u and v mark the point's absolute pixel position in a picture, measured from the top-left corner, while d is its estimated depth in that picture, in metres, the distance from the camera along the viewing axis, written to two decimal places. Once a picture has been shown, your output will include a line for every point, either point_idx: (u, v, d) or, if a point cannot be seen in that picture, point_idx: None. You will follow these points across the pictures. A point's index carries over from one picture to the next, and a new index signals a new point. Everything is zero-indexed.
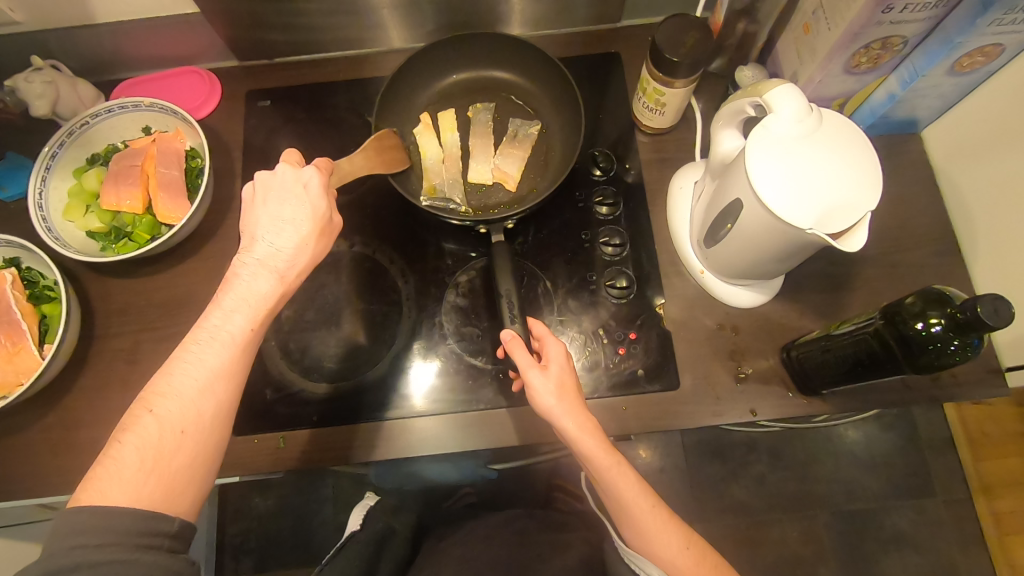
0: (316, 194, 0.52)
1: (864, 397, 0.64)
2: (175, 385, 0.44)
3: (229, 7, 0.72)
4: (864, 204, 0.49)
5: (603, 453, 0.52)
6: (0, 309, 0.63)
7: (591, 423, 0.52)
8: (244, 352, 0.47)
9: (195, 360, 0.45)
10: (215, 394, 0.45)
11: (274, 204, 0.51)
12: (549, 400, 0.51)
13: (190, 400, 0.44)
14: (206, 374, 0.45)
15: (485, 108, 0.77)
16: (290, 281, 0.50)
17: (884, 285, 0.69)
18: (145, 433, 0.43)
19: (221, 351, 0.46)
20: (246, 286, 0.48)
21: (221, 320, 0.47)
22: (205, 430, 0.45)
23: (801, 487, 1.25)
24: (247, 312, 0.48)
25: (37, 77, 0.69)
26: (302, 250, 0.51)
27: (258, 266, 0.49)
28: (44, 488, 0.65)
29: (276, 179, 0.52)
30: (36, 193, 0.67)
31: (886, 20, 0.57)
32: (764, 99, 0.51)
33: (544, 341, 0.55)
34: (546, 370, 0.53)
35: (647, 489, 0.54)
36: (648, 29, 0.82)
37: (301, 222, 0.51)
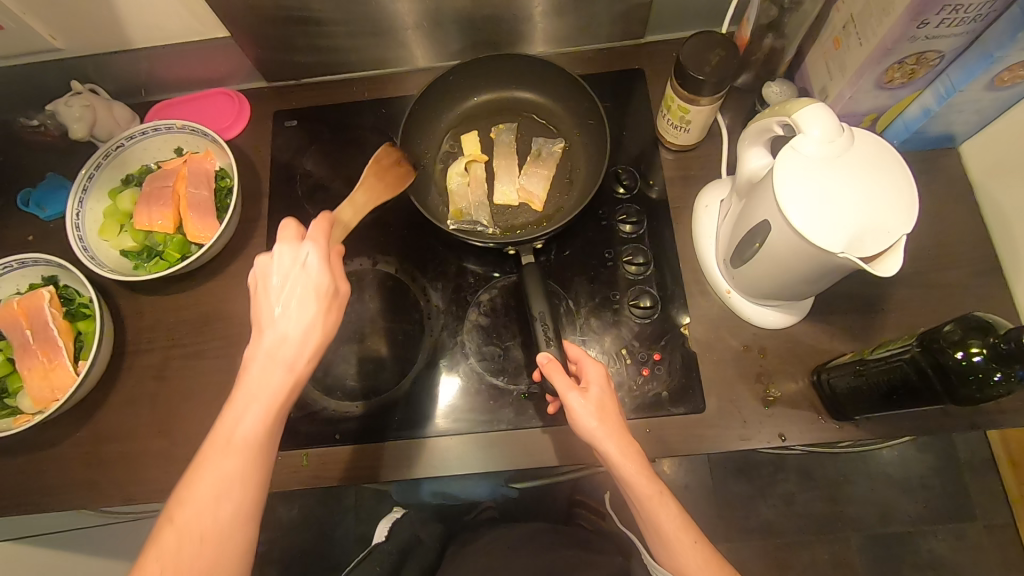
0: (316, 270, 0.48)
1: (899, 423, 0.62)
2: (195, 493, 0.44)
3: (257, 31, 0.74)
4: (899, 227, 0.47)
5: (646, 480, 0.51)
6: (39, 327, 0.66)
7: (630, 446, 0.52)
8: (260, 448, 0.46)
9: (211, 468, 0.45)
10: (234, 496, 0.45)
11: (274, 289, 0.48)
12: (589, 421, 0.52)
13: (206, 505, 0.44)
14: (221, 478, 0.45)
15: (507, 129, 0.77)
16: (300, 368, 0.47)
17: (920, 306, 0.67)
18: (165, 547, 0.43)
19: (234, 457, 0.45)
20: (256, 380, 0.46)
21: (234, 420, 0.46)
22: (226, 534, 0.44)
23: (832, 509, 1.21)
24: (260, 407, 0.46)
25: (76, 101, 0.72)
26: (309, 332, 0.48)
27: (266, 355, 0.47)
28: (77, 501, 0.66)
29: (272, 259, 0.49)
30: (74, 214, 0.70)
31: (920, 35, 0.55)
32: (792, 118, 0.50)
33: (583, 364, 0.55)
34: (585, 392, 0.54)
35: (689, 523, 0.53)
36: (671, 44, 0.81)
37: (306, 303, 0.48)
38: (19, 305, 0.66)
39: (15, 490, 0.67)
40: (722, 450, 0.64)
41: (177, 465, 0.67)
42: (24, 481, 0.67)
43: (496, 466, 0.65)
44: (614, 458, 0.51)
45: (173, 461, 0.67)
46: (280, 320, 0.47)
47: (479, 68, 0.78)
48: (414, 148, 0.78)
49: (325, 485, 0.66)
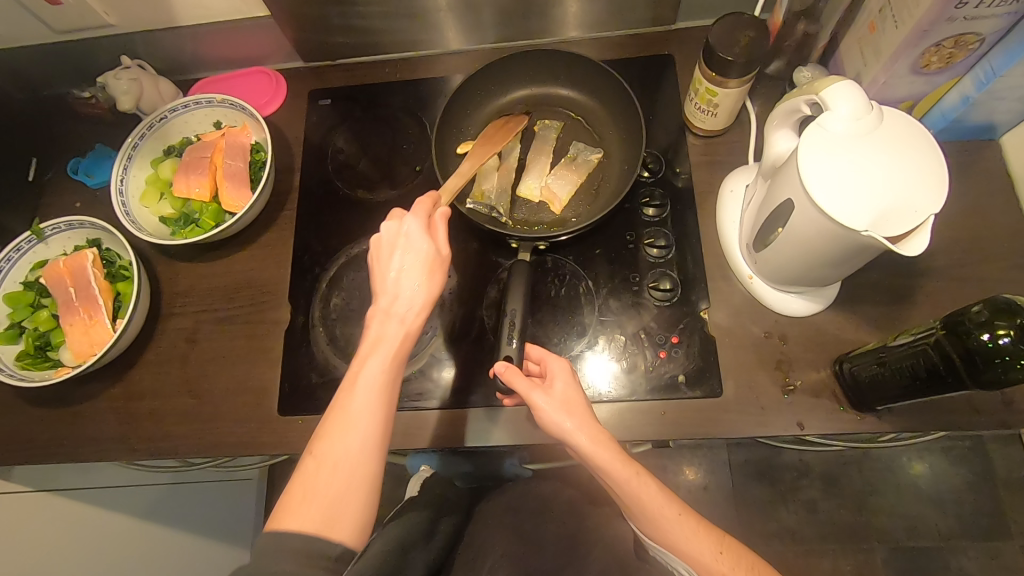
0: (419, 237, 0.53)
1: (924, 416, 0.60)
2: (331, 431, 0.49)
3: (296, 10, 0.76)
4: (928, 206, 0.46)
5: (621, 465, 0.51)
6: (82, 285, 0.69)
7: (601, 434, 0.52)
8: (384, 391, 0.50)
9: (343, 408, 0.49)
10: (361, 436, 0.48)
11: (391, 250, 0.53)
12: (558, 417, 0.51)
13: (340, 441, 0.48)
14: (352, 418, 0.49)
15: (550, 126, 0.78)
16: (415, 320, 0.51)
17: (952, 299, 0.65)
18: (308, 473, 0.48)
19: (362, 397, 0.49)
20: (376, 332, 0.51)
21: (359, 367, 0.50)
22: (356, 471, 0.48)
23: (856, 518, 1.18)
24: (379, 357, 0.50)
25: (124, 75, 0.77)
26: (421, 288, 0.52)
27: (383, 311, 0.51)
28: (108, 452, 0.70)
29: (386, 232, 0.54)
30: (118, 180, 0.73)
31: (959, 16, 0.54)
32: (820, 96, 0.49)
33: (545, 363, 0.55)
34: (549, 390, 0.53)
35: (669, 495, 0.53)
36: (703, 31, 0.81)
37: (417, 262, 0.52)
38: (65, 265, 0.70)
39: (53, 440, 0.71)
40: (738, 435, 0.63)
41: (204, 424, 0.70)
42: (62, 433, 0.71)
43: (510, 440, 0.66)
44: (586, 449, 0.51)
45: (200, 420, 0.70)
46: (384, 314, 0.51)
47: (536, 61, 0.79)
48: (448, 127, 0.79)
49: None
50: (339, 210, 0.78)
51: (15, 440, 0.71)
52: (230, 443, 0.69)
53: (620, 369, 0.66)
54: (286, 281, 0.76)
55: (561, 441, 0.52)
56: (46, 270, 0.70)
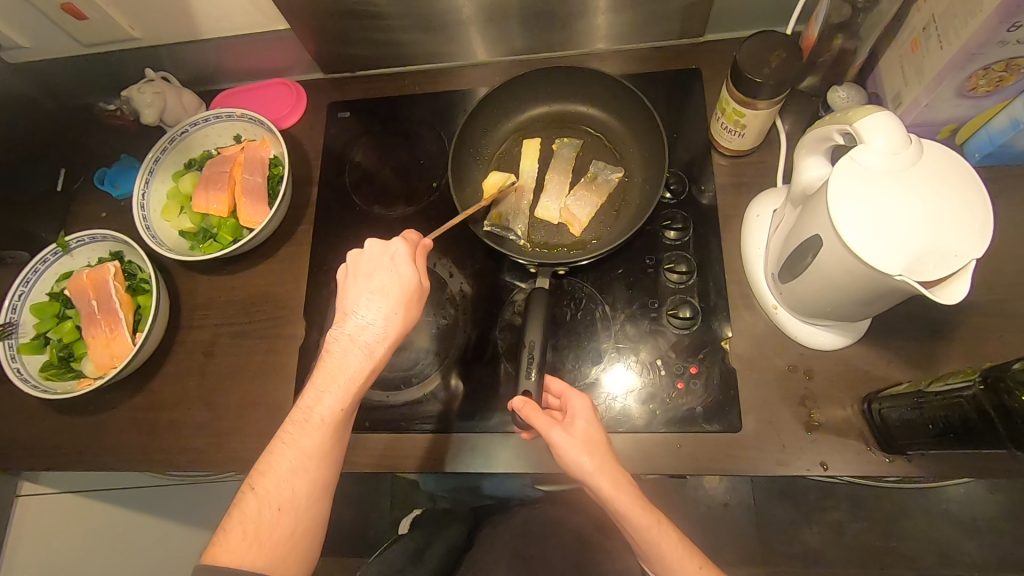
0: (405, 264, 0.52)
1: (958, 462, 0.57)
2: (275, 466, 0.48)
3: (316, 24, 0.76)
4: (970, 251, 0.43)
5: (641, 512, 0.50)
6: (103, 298, 0.71)
7: (621, 478, 0.50)
8: (337, 428, 0.49)
9: (292, 443, 0.48)
10: (308, 476, 0.48)
11: (366, 278, 0.52)
12: (578, 457, 0.50)
13: (285, 478, 0.47)
14: (299, 454, 0.48)
15: (570, 145, 0.76)
16: (378, 355, 0.51)
17: (993, 337, 0.61)
18: (248, 509, 0.47)
19: (313, 434, 0.48)
20: (336, 364, 0.50)
21: (314, 401, 0.49)
22: (299, 508, 0.47)
23: (885, 542, 1.13)
24: (337, 392, 0.49)
25: (148, 88, 0.77)
26: (390, 322, 0.51)
27: (348, 342, 0.51)
28: (128, 462, 0.71)
29: (365, 255, 0.53)
30: (140, 194, 0.74)
31: (1011, 39, 0.50)
32: (853, 128, 0.46)
33: (568, 399, 0.54)
34: (569, 429, 0.52)
35: (692, 548, 0.51)
36: (733, 44, 0.77)
37: (390, 292, 0.52)
38: (88, 277, 0.72)
39: (76, 447, 0.72)
40: (759, 474, 0.61)
41: (219, 438, 0.70)
42: (84, 441, 0.72)
43: (521, 466, 0.65)
44: (605, 492, 0.50)
45: (216, 433, 0.71)
46: (349, 345, 0.50)
47: (555, 77, 0.77)
48: (466, 144, 0.78)
49: (352, 471, 0.67)
50: (356, 225, 0.78)
51: (40, 446, 0.73)
52: (244, 458, 0.69)
53: (635, 400, 0.64)
54: (302, 296, 0.75)
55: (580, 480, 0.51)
56: (71, 282, 0.72)
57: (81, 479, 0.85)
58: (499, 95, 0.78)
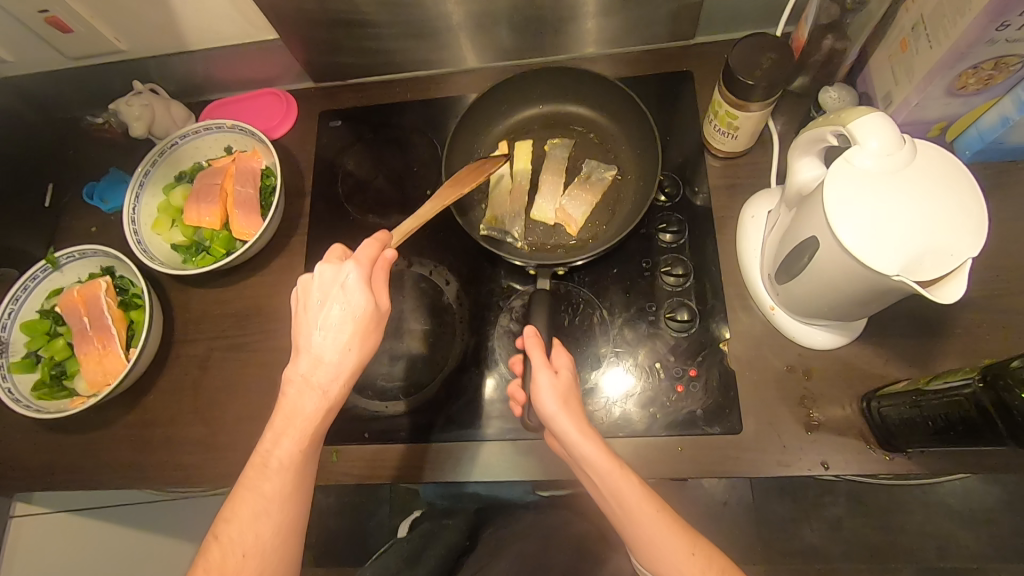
0: (356, 294, 0.51)
1: (957, 459, 0.57)
2: (236, 513, 0.47)
3: (305, 33, 0.76)
4: (965, 249, 0.43)
5: (606, 458, 0.48)
6: (95, 314, 0.70)
7: (591, 429, 0.50)
8: (299, 468, 0.49)
9: (252, 489, 0.48)
10: (270, 520, 0.48)
11: (316, 309, 0.51)
12: (552, 399, 0.50)
13: (248, 524, 0.47)
14: (260, 500, 0.48)
15: (561, 145, 0.76)
16: (336, 390, 0.50)
17: (988, 334, 0.61)
18: (213, 558, 0.47)
19: (273, 478, 0.48)
20: (291, 406, 0.49)
21: (272, 444, 0.49)
22: (265, 552, 0.47)
23: (883, 537, 1.13)
24: (295, 433, 0.49)
25: (136, 101, 0.76)
26: (344, 356, 0.50)
27: (302, 382, 0.50)
28: (123, 480, 0.70)
29: (315, 284, 0.52)
30: (131, 208, 0.73)
31: (1000, 38, 0.50)
32: (848, 129, 0.46)
33: (553, 352, 0.55)
34: (555, 375, 0.52)
35: (658, 502, 0.48)
36: (722, 46, 0.78)
37: (343, 326, 0.50)
38: (79, 293, 0.71)
39: (70, 467, 0.71)
40: (761, 475, 0.61)
41: (215, 453, 0.70)
42: (79, 459, 0.71)
43: (522, 473, 0.64)
44: (571, 435, 0.49)
45: (213, 448, 0.70)
46: (304, 385, 0.50)
47: (544, 79, 0.77)
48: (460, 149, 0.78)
49: (352, 483, 0.67)
50: (350, 235, 0.77)
51: (33, 466, 0.72)
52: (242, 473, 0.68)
53: (634, 405, 0.64)
54: None
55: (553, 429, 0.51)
56: (61, 299, 0.71)
57: (76, 497, 0.83)
58: (493, 98, 0.78)
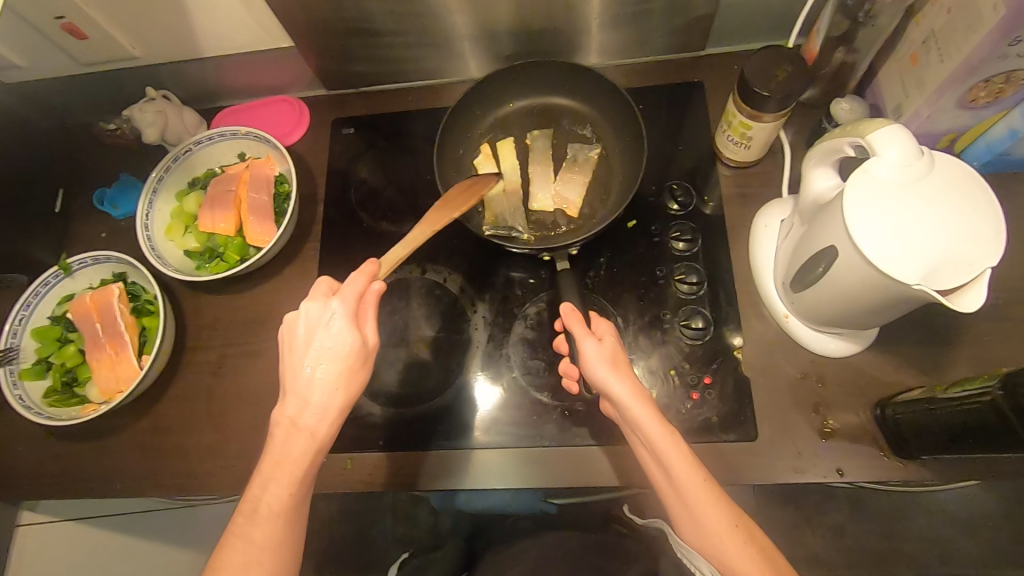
0: (342, 332, 0.51)
1: (970, 466, 0.58)
2: (228, 561, 0.47)
3: (320, 41, 0.76)
4: (984, 258, 0.44)
5: (658, 424, 0.48)
6: (108, 321, 0.69)
7: (639, 389, 0.49)
8: (289, 512, 0.49)
9: (242, 537, 0.48)
10: (262, 566, 0.47)
11: (304, 349, 0.51)
12: (601, 366, 0.50)
13: (239, 574, 0.47)
14: (251, 547, 0.47)
15: (542, 136, 0.77)
16: (324, 429, 0.50)
17: (999, 342, 0.62)
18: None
19: (263, 523, 0.48)
20: (280, 448, 0.50)
21: (261, 490, 0.49)
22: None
23: (886, 544, 1.13)
24: (283, 477, 0.49)
25: (150, 107, 0.76)
26: (332, 395, 0.50)
27: (289, 426, 0.50)
28: (134, 488, 0.70)
29: (301, 323, 0.52)
30: (144, 214, 0.73)
31: (1012, 53, 0.52)
32: (866, 140, 0.47)
33: (594, 322, 0.55)
34: (599, 342, 0.53)
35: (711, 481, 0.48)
36: (732, 57, 0.79)
37: (330, 364, 0.50)
38: (91, 300, 0.70)
39: (80, 475, 0.71)
40: (776, 482, 0.61)
41: (228, 460, 0.69)
42: (89, 467, 0.71)
43: (538, 481, 0.64)
44: (624, 397, 0.49)
45: (226, 456, 0.69)
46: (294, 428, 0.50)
47: (512, 77, 0.78)
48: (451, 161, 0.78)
49: (367, 491, 0.66)
50: (363, 242, 0.78)
51: (43, 474, 0.71)
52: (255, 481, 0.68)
53: None
54: None
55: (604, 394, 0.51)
56: (73, 305, 0.70)
57: (82, 506, 0.82)
58: (467, 102, 0.78)
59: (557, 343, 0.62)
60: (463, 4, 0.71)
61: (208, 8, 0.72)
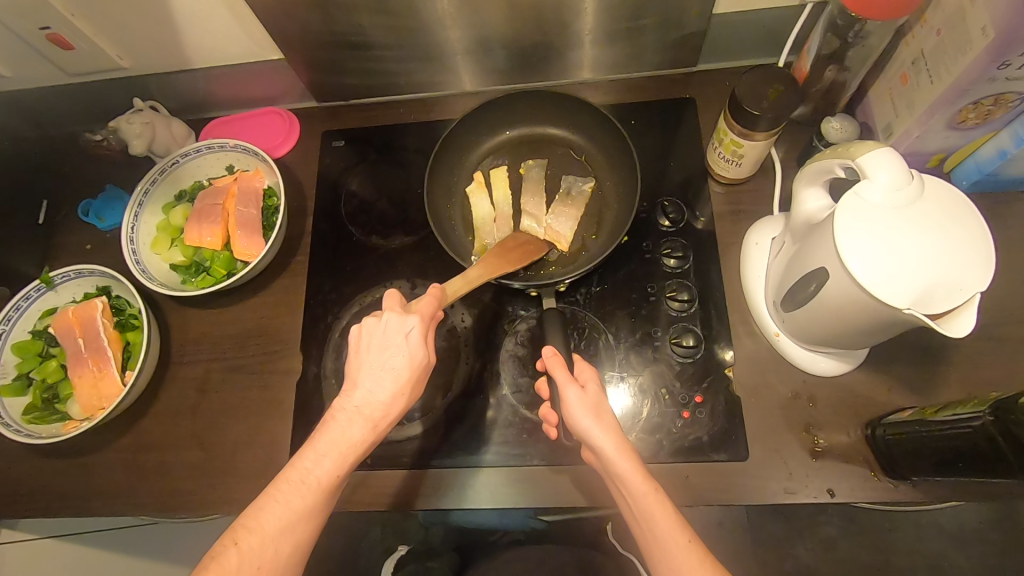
0: (419, 346, 0.51)
1: (960, 487, 0.58)
2: (262, 523, 0.45)
3: (311, 53, 0.75)
4: (973, 284, 0.44)
5: (640, 477, 0.47)
6: (91, 336, 0.68)
7: (624, 443, 0.49)
8: (329, 495, 0.48)
9: (282, 503, 0.46)
10: (293, 539, 0.46)
11: (378, 350, 0.51)
12: (585, 416, 0.50)
13: (271, 537, 0.45)
14: (289, 516, 0.46)
15: (537, 166, 0.76)
16: (380, 430, 0.49)
17: (989, 362, 0.62)
18: (226, 565, 0.44)
19: (306, 497, 0.46)
20: (339, 432, 0.48)
21: (312, 464, 0.47)
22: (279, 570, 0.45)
23: (877, 557, 1.12)
24: (336, 458, 0.48)
25: (137, 118, 0.75)
26: (395, 400, 0.50)
27: (352, 411, 0.49)
28: (115, 506, 0.68)
29: (382, 326, 0.52)
30: (129, 227, 0.72)
31: (1001, 76, 0.52)
32: (856, 163, 0.47)
33: (578, 366, 0.55)
34: (583, 390, 0.52)
35: (685, 522, 0.47)
36: (724, 73, 0.79)
37: (399, 371, 0.50)
38: (74, 314, 0.69)
39: (61, 493, 0.69)
40: (766, 502, 0.60)
41: (211, 478, 0.68)
42: (69, 484, 0.69)
43: (528, 500, 0.64)
44: (608, 452, 0.48)
45: (210, 474, 0.68)
46: (354, 416, 0.49)
47: (510, 105, 0.78)
48: (443, 186, 0.78)
49: (354, 510, 0.65)
50: (353, 256, 0.77)
51: (21, 491, 0.70)
52: (238, 499, 0.67)
53: (640, 431, 0.64)
54: (298, 328, 0.74)
55: (586, 445, 0.50)
56: (55, 320, 0.69)
57: (60, 523, 0.80)
58: (461, 131, 0.78)
59: (539, 388, 0.61)
60: (455, 19, 0.71)
61: (197, 20, 0.71)
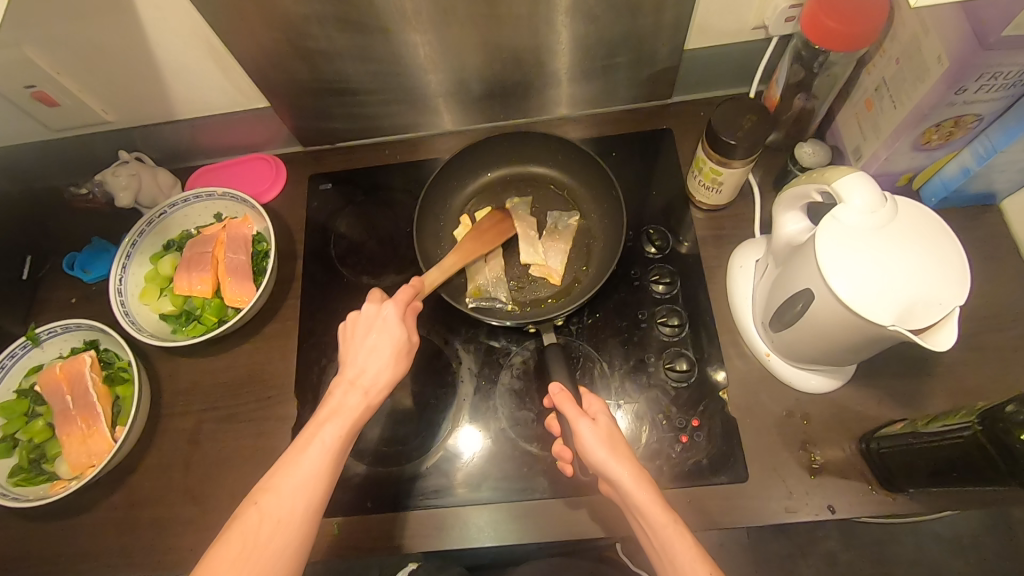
0: (395, 323, 0.56)
1: (954, 496, 0.59)
2: (278, 484, 0.47)
3: (297, 100, 0.77)
4: (951, 298, 0.46)
5: (659, 508, 0.48)
6: (78, 392, 0.67)
7: (639, 471, 0.50)
8: (336, 457, 0.49)
9: (293, 466, 0.48)
10: (308, 494, 0.47)
11: (363, 334, 0.56)
12: (597, 447, 0.51)
13: (288, 496, 0.47)
14: (299, 475, 0.47)
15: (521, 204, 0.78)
16: (374, 396, 0.53)
17: (971, 371, 0.64)
18: (247, 525, 0.45)
19: (313, 458, 0.48)
20: (336, 403, 0.52)
21: (316, 429, 0.50)
22: (297, 525, 0.46)
23: (879, 570, 1.12)
24: (338, 424, 0.50)
25: (124, 171, 0.76)
26: (385, 369, 0.54)
27: (348, 384, 0.53)
28: (105, 569, 0.66)
29: (362, 316, 0.57)
30: (117, 280, 0.72)
31: (958, 100, 0.55)
32: (832, 188, 0.49)
33: (584, 399, 0.56)
34: (595, 422, 0.53)
35: (704, 555, 0.47)
36: (698, 104, 0.82)
37: (383, 347, 0.55)
38: (61, 370, 0.68)
39: (48, 557, 0.67)
40: (768, 522, 0.61)
41: (206, 532, 0.66)
42: (57, 548, 0.67)
43: (532, 535, 0.63)
44: (626, 481, 0.49)
45: (204, 528, 0.66)
46: (346, 386, 0.53)
47: (489, 149, 0.80)
48: (432, 229, 0.79)
49: (356, 556, 0.64)
50: (344, 297, 0.77)
51: (5, 558, 0.67)
52: None
53: (640, 457, 0.64)
54: (292, 373, 0.73)
55: (604, 477, 0.51)
56: (42, 377, 0.68)
57: None
58: (445, 175, 0.80)
59: (551, 425, 0.61)
60: (437, 63, 0.73)
61: (182, 74, 0.72)
